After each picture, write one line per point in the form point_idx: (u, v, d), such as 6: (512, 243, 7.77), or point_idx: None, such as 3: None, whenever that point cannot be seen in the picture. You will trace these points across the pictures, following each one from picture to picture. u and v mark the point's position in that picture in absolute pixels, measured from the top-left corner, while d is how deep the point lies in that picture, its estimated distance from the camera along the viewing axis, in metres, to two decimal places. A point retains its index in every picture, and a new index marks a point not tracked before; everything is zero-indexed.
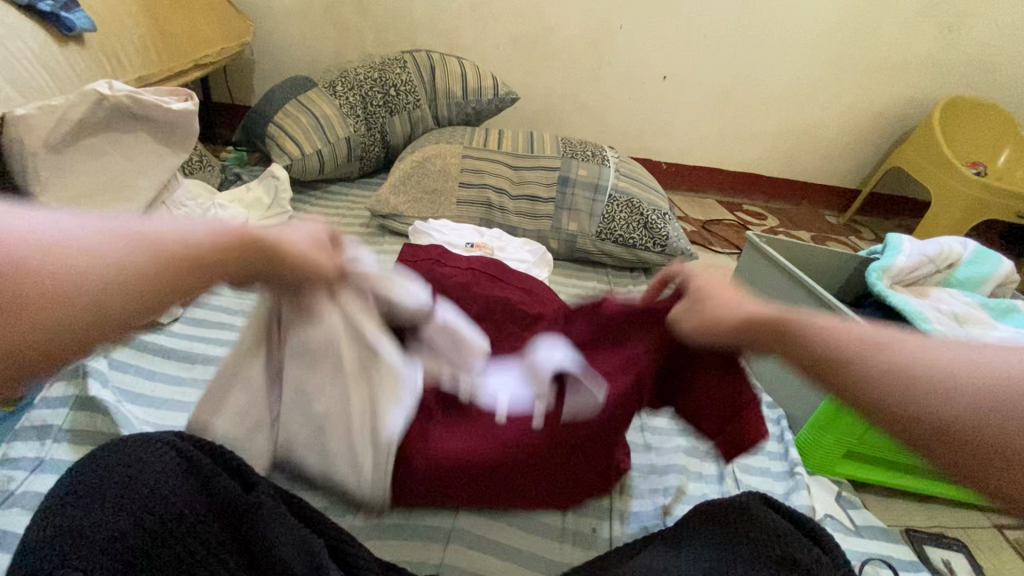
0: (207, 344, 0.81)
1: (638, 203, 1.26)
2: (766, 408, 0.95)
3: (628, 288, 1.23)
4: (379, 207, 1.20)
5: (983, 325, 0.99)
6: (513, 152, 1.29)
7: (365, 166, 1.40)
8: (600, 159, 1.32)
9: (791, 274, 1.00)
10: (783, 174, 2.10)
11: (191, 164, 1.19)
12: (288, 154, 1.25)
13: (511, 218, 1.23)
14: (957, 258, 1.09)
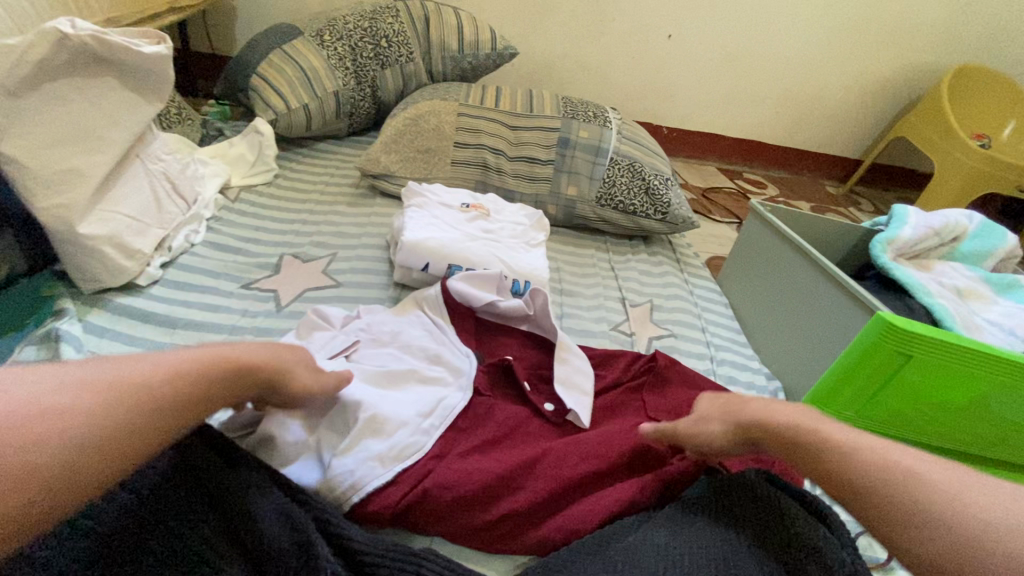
0: (190, 308, 0.76)
1: (639, 167, 1.22)
2: (765, 379, 0.93)
3: (627, 256, 1.20)
4: (370, 167, 1.15)
5: (983, 300, 0.98)
6: (511, 112, 1.23)
7: (355, 123, 1.33)
8: (602, 121, 1.27)
9: (795, 244, 0.98)
10: (786, 143, 2.06)
11: (168, 116, 1.12)
12: (272, 109, 1.17)
13: (508, 181, 1.19)
14: (963, 232, 1.06)
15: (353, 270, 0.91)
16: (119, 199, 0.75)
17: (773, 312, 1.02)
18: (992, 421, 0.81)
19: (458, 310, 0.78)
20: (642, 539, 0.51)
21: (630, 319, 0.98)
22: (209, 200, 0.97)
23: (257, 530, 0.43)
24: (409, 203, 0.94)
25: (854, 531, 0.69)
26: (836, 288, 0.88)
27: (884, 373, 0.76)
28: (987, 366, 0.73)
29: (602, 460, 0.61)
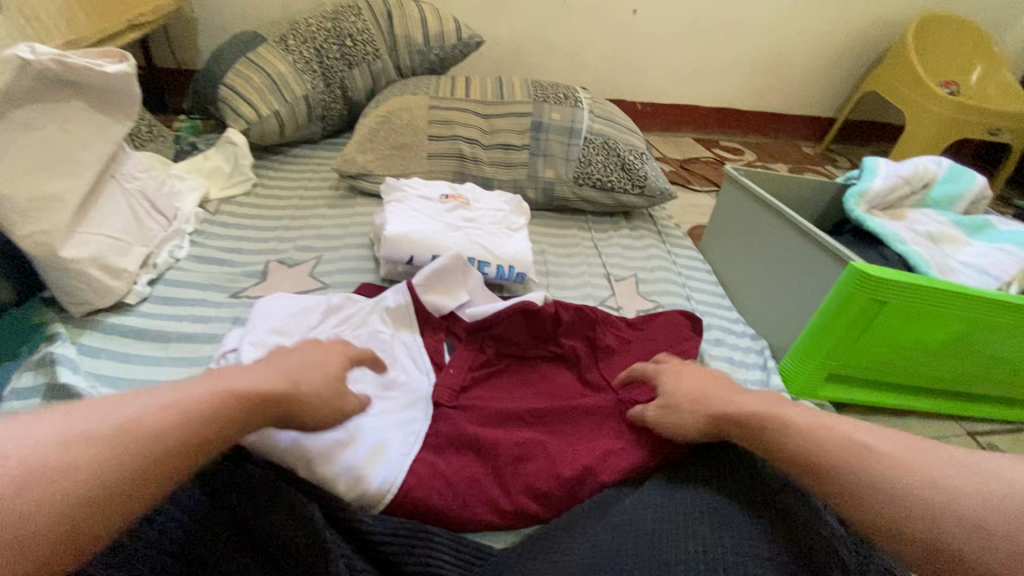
0: (181, 320, 0.78)
1: (615, 143, 1.23)
2: (751, 339, 0.96)
3: (609, 234, 1.21)
4: (348, 168, 1.16)
5: (956, 242, 1.00)
6: (482, 100, 1.25)
7: (328, 125, 1.33)
8: (573, 101, 1.28)
9: (770, 205, 1.00)
10: (757, 107, 2.09)
11: (140, 134, 1.12)
12: (243, 118, 1.17)
13: (485, 169, 1.20)
14: (932, 178, 1.09)
15: (338, 271, 0.94)
16: (99, 221, 0.75)
17: (754, 275, 1.04)
18: (968, 358, 0.85)
19: (429, 320, 0.81)
20: (638, 502, 0.55)
21: (617, 294, 1.01)
22: (190, 215, 0.98)
23: (270, 531, 0.46)
24: (387, 198, 0.93)
25: None
26: (813, 246, 0.90)
27: (859, 323, 0.78)
28: (957, 305, 0.76)
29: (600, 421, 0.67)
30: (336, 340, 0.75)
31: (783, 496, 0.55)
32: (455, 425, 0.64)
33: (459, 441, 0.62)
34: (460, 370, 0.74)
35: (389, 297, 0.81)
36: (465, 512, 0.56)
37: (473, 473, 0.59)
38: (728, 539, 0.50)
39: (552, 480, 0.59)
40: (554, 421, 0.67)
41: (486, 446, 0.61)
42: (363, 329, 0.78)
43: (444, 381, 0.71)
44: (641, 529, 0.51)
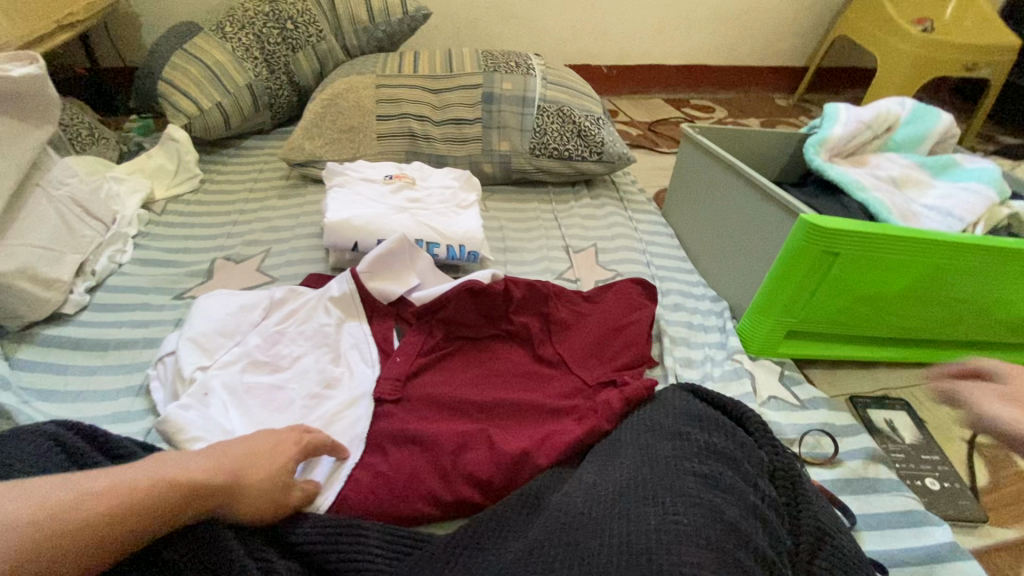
0: (121, 327, 0.76)
1: (570, 110, 1.19)
2: (711, 302, 0.94)
3: (570, 204, 1.19)
4: (296, 156, 1.12)
5: (920, 185, 0.98)
6: (431, 75, 1.21)
7: (277, 113, 1.30)
8: (525, 69, 1.24)
9: (727, 163, 0.98)
10: (727, 61, 2.03)
11: (79, 138, 1.09)
12: (183, 112, 1.13)
13: (438, 146, 1.16)
14: (896, 120, 1.05)
15: (287, 264, 0.92)
16: (25, 231, 0.73)
17: (716, 236, 1.02)
18: (929, 300, 0.83)
19: (377, 307, 0.79)
20: (575, 485, 0.54)
21: (575, 265, 0.99)
22: (133, 217, 0.95)
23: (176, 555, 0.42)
24: (330, 184, 0.90)
25: (801, 431, 0.71)
26: (771, 201, 0.88)
27: (813, 277, 0.77)
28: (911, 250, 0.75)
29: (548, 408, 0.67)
30: (278, 338, 0.72)
31: (717, 445, 0.54)
32: (399, 421, 0.64)
33: (400, 435, 0.62)
34: (408, 356, 0.73)
35: (334, 287, 0.79)
36: (405, 504, 0.56)
37: (414, 467, 0.59)
38: (665, 493, 0.48)
39: (493, 467, 0.58)
40: (499, 410, 0.66)
41: (427, 439, 0.61)
42: (309, 324, 0.75)
43: (389, 371, 0.70)
44: (575, 508, 0.50)
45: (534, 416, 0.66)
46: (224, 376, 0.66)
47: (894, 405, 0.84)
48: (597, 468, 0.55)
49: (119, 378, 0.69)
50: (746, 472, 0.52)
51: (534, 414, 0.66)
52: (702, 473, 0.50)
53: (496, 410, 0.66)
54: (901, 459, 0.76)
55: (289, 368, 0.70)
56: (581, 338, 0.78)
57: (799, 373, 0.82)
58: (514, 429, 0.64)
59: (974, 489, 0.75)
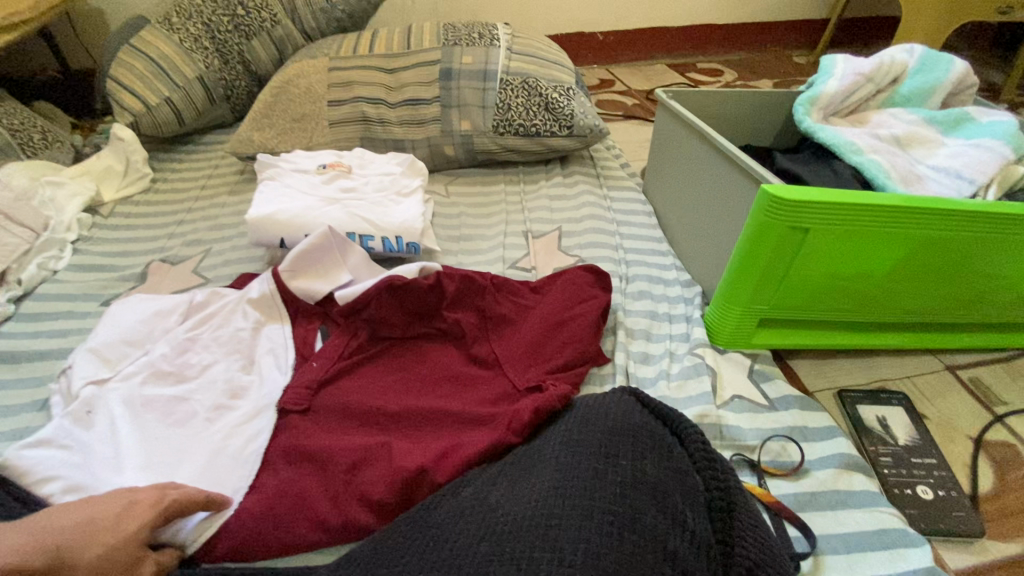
0: (40, 337, 0.73)
1: (536, 82, 1.09)
2: (682, 287, 0.84)
3: (539, 185, 1.10)
4: (245, 149, 1.07)
5: (928, 143, 0.84)
6: (386, 53, 1.13)
7: (237, 106, 1.25)
8: (488, 40, 1.14)
9: (701, 131, 0.87)
10: (733, 19, 1.86)
11: (30, 142, 1.07)
12: (130, 110, 1.09)
13: (394, 130, 1.09)
14: (902, 69, 0.91)
15: (224, 263, 0.88)
16: None
17: (693, 213, 0.92)
18: (934, 279, 0.71)
19: (301, 307, 0.74)
20: (473, 503, 0.46)
21: (532, 252, 0.90)
22: (73, 221, 0.93)
23: None
24: (261, 177, 0.85)
25: (764, 437, 0.62)
26: (744, 171, 0.77)
27: (786, 256, 0.66)
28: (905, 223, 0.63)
29: (468, 416, 0.60)
30: (189, 346, 0.67)
31: (646, 473, 0.45)
32: (298, 436, 0.58)
33: (295, 452, 0.56)
34: (325, 361, 0.67)
35: (254, 287, 0.74)
36: (285, 532, 0.50)
37: (303, 488, 0.53)
38: (564, 540, 0.40)
39: (387, 486, 0.52)
40: (412, 419, 0.60)
41: (323, 455, 0.55)
42: (224, 329, 0.70)
43: (299, 378, 0.64)
44: (458, 542, 0.42)
45: (447, 426, 0.59)
46: (122, 390, 0.61)
47: (890, 401, 0.73)
48: (505, 482, 0.48)
49: (24, 393, 0.65)
50: (675, 508, 0.43)
51: (447, 424, 0.60)
52: (616, 515, 0.42)
53: (412, 420, 0.60)
54: (889, 465, 0.65)
55: (196, 378, 0.65)
56: (514, 336, 0.70)
57: (772, 367, 0.71)
58: (422, 441, 0.58)
59: (977, 498, 0.63)
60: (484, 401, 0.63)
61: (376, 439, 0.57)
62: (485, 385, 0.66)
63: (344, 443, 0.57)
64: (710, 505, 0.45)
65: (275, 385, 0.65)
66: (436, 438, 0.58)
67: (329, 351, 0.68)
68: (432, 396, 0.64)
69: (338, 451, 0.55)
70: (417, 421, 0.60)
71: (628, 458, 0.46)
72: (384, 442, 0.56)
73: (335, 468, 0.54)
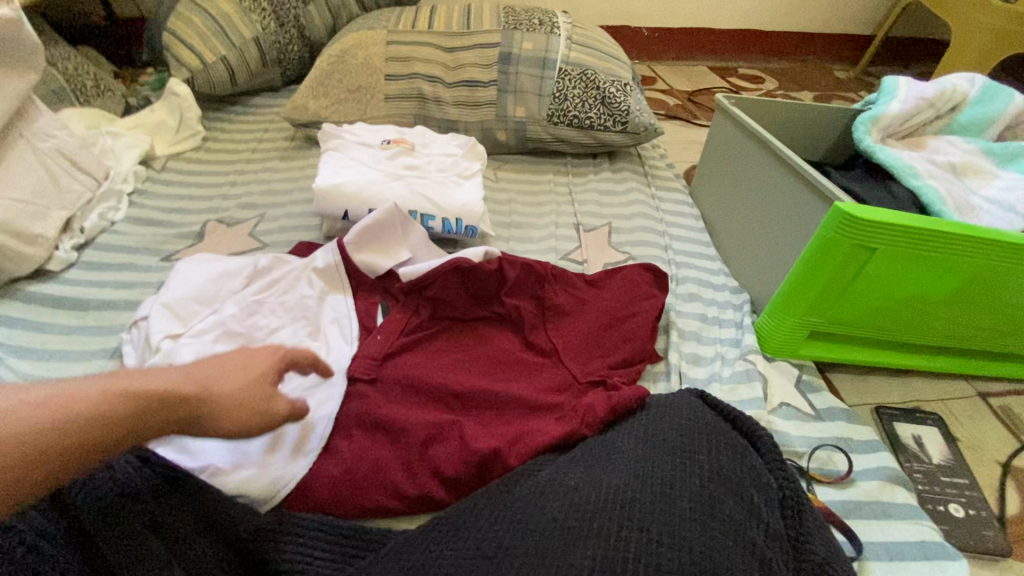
0: (104, 287, 0.74)
1: (594, 75, 1.10)
2: (730, 293, 0.86)
3: (588, 178, 1.10)
4: (299, 116, 1.08)
5: (983, 174, 0.86)
6: (446, 32, 1.12)
7: (287, 71, 1.24)
8: (548, 28, 1.14)
9: (763, 140, 0.88)
10: (779, 27, 1.86)
11: (85, 90, 1.07)
12: (186, 66, 1.08)
13: (449, 110, 1.09)
14: (962, 98, 0.92)
15: (279, 229, 0.88)
16: (7, 183, 0.71)
17: (744, 221, 0.93)
18: (981, 307, 0.73)
19: (363, 281, 0.75)
20: (554, 482, 0.49)
21: (584, 245, 0.92)
22: (128, 173, 0.93)
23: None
24: (325, 146, 0.85)
25: (811, 445, 0.64)
26: (806, 186, 0.79)
27: (847, 272, 0.68)
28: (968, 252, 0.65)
29: (532, 402, 0.62)
30: (256, 308, 0.69)
31: (723, 468, 0.48)
32: (369, 405, 0.60)
33: (368, 420, 0.58)
34: (389, 335, 0.68)
35: (319, 256, 0.75)
36: (363, 497, 0.52)
37: (378, 456, 0.55)
38: (652, 525, 0.43)
39: (460, 463, 0.54)
40: (478, 400, 0.62)
41: (396, 427, 0.57)
42: (290, 295, 0.72)
43: (366, 349, 0.66)
44: (546, 517, 0.45)
45: (513, 409, 0.62)
46: (196, 346, 0.63)
47: (924, 420, 0.76)
48: (583, 467, 0.50)
49: (95, 340, 0.67)
50: (751, 503, 0.46)
51: (513, 407, 0.62)
52: (699, 504, 0.44)
53: (478, 401, 0.62)
54: (923, 481, 0.68)
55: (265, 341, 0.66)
56: (575, 327, 0.72)
57: (818, 379, 0.74)
58: (489, 422, 0.60)
59: (1004, 519, 0.66)
60: (545, 389, 0.65)
61: (445, 416, 0.59)
62: (545, 373, 0.67)
63: (416, 416, 0.59)
64: (783, 501, 0.47)
65: (342, 353, 0.66)
66: (502, 421, 0.60)
67: (393, 326, 0.70)
68: (494, 379, 0.66)
69: (411, 424, 0.57)
70: (484, 403, 0.62)
71: (704, 454, 0.49)
72: (454, 419, 0.58)
73: (409, 440, 0.56)
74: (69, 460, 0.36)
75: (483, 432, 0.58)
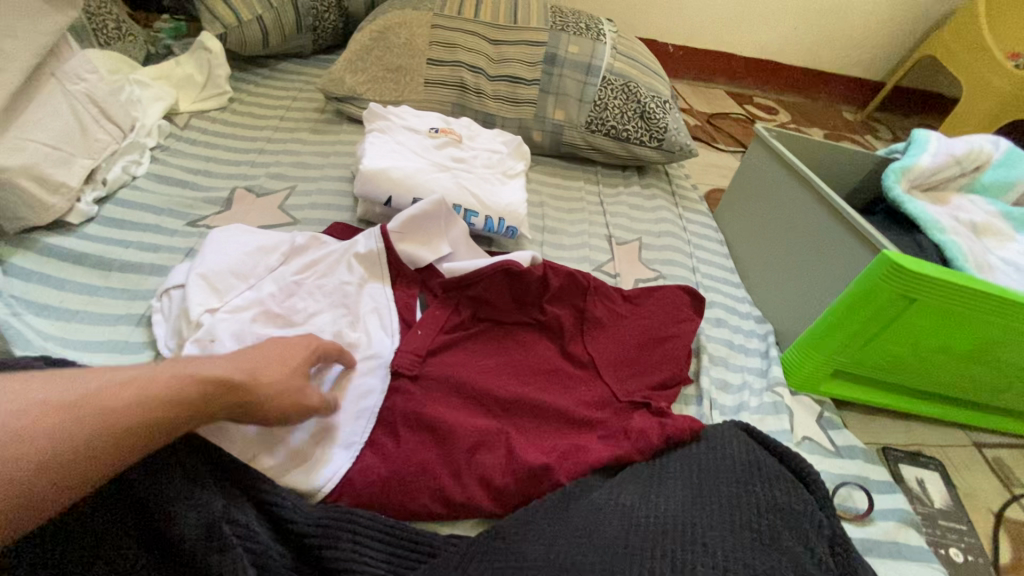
0: (127, 247, 0.70)
1: (636, 88, 1.10)
2: (755, 323, 0.88)
3: (618, 190, 1.11)
4: (334, 89, 1.04)
5: (1001, 236, 0.90)
6: (493, 22, 1.10)
7: (320, 39, 1.20)
8: (595, 34, 1.13)
9: (803, 177, 0.90)
10: (800, 62, 1.90)
11: (104, 30, 1.00)
12: (220, 20, 1.03)
13: (488, 104, 1.07)
14: (987, 159, 0.96)
15: (312, 206, 0.85)
16: (34, 125, 0.66)
17: (773, 253, 0.95)
18: (1000, 367, 0.76)
19: (402, 272, 0.73)
20: (610, 500, 0.49)
21: (616, 259, 0.92)
22: (152, 127, 0.88)
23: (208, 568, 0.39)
24: (370, 127, 0.83)
25: (832, 483, 0.66)
26: (845, 229, 0.81)
27: (883, 319, 0.70)
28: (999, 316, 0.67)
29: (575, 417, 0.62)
30: (295, 289, 0.66)
31: (779, 500, 0.49)
32: (414, 402, 0.58)
33: (414, 419, 0.57)
34: (429, 331, 0.67)
35: (361, 242, 0.73)
36: (409, 499, 0.51)
37: (424, 458, 0.54)
38: (710, 553, 0.44)
39: (509, 474, 0.54)
40: (521, 408, 0.61)
41: (442, 428, 0.56)
42: (329, 278, 0.69)
43: (408, 344, 0.64)
44: (607, 535, 0.45)
45: (557, 422, 0.61)
46: (231, 322, 0.60)
47: (927, 464, 0.79)
48: (641, 486, 0.52)
49: (119, 305, 0.63)
50: (807, 535, 0.47)
51: (557, 421, 0.61)
52: (758, 532, 0.46)
53: (521, 410, 0.61)
54: (927, 523, 0.72)
55: (303, 325, 0.64)
56: (615, 343, 0.72)
57: (838, 417, 0.76)
58: (533, 433, 0.60)
59: (997, 566, 0.70)
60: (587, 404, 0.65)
61: (489, 423, 0.58)
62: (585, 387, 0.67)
63: (459, 419, 0.57)
64: (832, 539, 0.49)
65: (382, 346, 0.64)
66: (543, 433, 0.60)
67: (433, 322, 0.68)
68: (533, 387, 0.66)
69: (457, 427, 0.56)
70: (527, 414, 0.61)
71: (760, 486, 0.51)
72: (499, 427, 0.58)
73: (455, 443, 0.55)
74: (141, 437, 0.37)
75: (526, 445, 0.57)
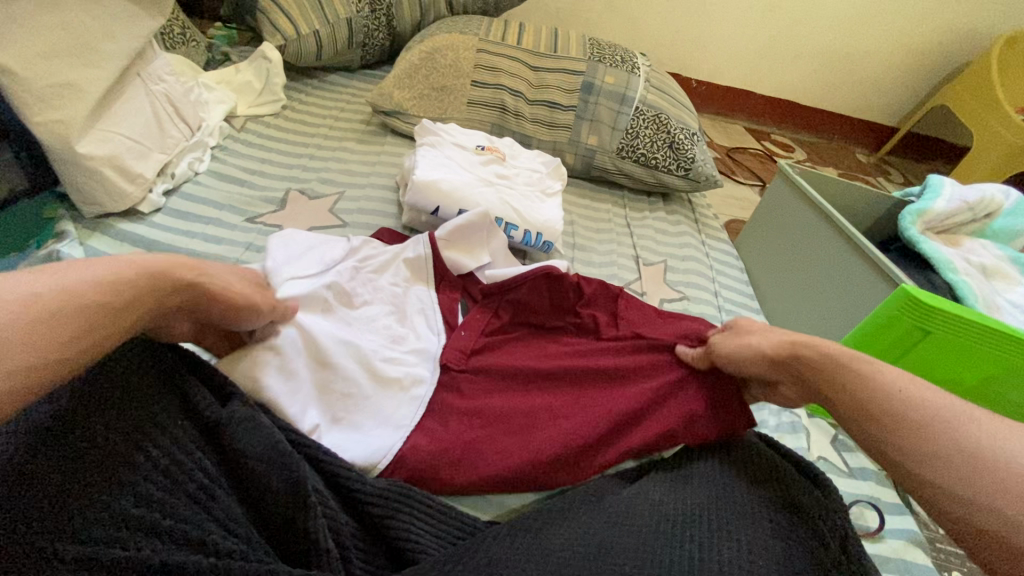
0: (192, 238, 0.75)
1: (667, 119, 1.16)
2: None
3: (645, 214, 1.16)
4: (383, 103, 1.10)
5: (1010, 280, 0.94)
6: (535, 50, 1.16)
7: (368, 55, 1.26)
8: (630, 66, 1.19)
9: (826, 213, 0.94)
10: (818, 104, 1.97)
11: (171, 35, 1.06)
12: (281, 33, 1.10)
13: (526, 125, 1.13)
14: (997, 208, 1.01)
15: (361, 210, 0.90)
16: (118, 121, 0.72)
17: (792, 283, 0.99)
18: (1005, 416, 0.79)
19: (446, 277, 0.77)
20: (636, 495, 0.53)
21: (643, 278, 0.96)
22: (214, 127, 0.94)
23: (286, 519, 0.42)
24: (421, 141, 0.89)
25: (847, 500, 0.70)
26: (864, 263, 0.85)
27: (899, 348, 0.75)
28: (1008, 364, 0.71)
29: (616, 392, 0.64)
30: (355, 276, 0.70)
31: (793, 499, 0.52)
32: (456, 394, 0.63)
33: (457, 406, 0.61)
34: (472, 332, 0.70)
35: (410, 248, 0.77)
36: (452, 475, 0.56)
37: (469, 439, 0.58)
38: (737, 540, 0.47)
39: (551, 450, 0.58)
40: (559, 389, 0.64)
41: (485, 414, 0.60)
42: (380, 280, 0.73)
43: (454, 344, 0.68)
44: (635, 525, 0.48)
45: (600, 399, 0.63)
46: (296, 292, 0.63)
47: None
48: (667, 482, 0.55)
49: None
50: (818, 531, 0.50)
51: (600, 398, 0.64)
52: (777, 526, 0.49)
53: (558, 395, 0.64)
54: (935, 547, 0.74)
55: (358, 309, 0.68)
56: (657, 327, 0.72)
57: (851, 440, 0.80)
58: (575, 409, 0.62)
59: None
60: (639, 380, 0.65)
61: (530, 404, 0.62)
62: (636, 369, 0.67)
63: (497, 407, 0.61)
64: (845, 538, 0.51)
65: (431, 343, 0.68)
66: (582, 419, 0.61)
67: (476, 321, 0.72)
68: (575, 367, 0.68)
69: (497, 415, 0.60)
70: (568, 398, 0.64)
71: (774, 489, 0.54)
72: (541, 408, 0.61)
73: (496, 427, 0.59)
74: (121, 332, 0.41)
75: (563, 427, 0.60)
